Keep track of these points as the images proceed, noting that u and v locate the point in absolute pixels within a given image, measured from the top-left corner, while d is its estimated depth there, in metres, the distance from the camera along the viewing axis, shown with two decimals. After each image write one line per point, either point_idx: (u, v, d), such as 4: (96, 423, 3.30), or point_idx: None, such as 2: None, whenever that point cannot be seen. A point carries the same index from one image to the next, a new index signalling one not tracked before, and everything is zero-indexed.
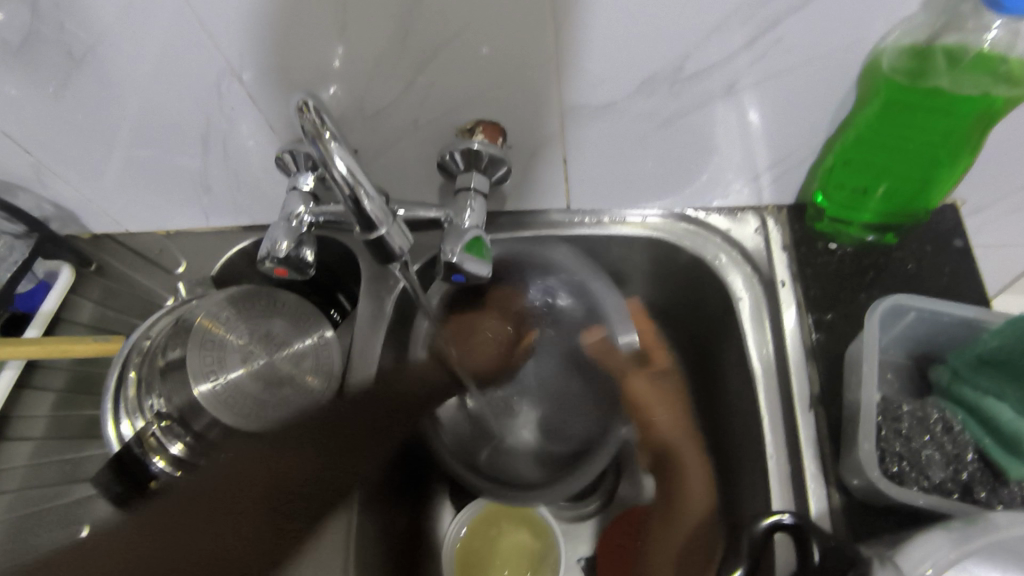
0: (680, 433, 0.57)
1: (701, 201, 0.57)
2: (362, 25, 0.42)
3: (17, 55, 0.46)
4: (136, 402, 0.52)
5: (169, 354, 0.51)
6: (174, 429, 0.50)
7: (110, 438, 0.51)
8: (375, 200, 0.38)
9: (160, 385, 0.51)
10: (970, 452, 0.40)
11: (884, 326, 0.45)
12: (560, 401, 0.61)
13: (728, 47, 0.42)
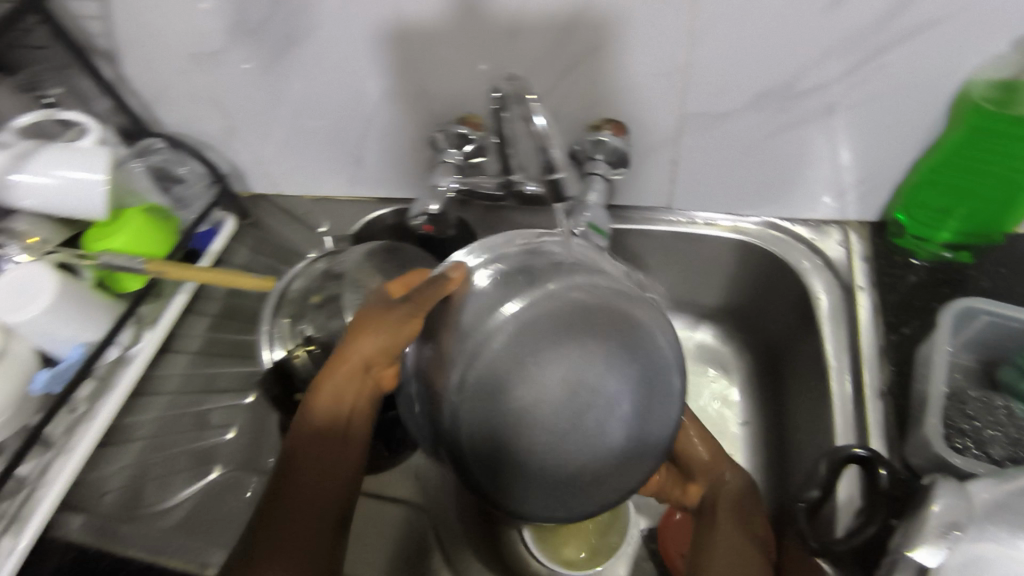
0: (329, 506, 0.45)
1: (790, 212, 0.64)
2: (528, 32, 0.52)
3: (249, 33, 0.58)
4: (289, 331, 0.62)
5: (324, 292, 0.62)
6: (315, 355, 0.60)
7: (264, 357, 0.61)
8: (563, 152, 0.44)
9: (312, 316, 0.61)
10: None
11: (958, 325, 0.50)
12: (506, 356, 0.39)
13: (833, 70, 0.49)
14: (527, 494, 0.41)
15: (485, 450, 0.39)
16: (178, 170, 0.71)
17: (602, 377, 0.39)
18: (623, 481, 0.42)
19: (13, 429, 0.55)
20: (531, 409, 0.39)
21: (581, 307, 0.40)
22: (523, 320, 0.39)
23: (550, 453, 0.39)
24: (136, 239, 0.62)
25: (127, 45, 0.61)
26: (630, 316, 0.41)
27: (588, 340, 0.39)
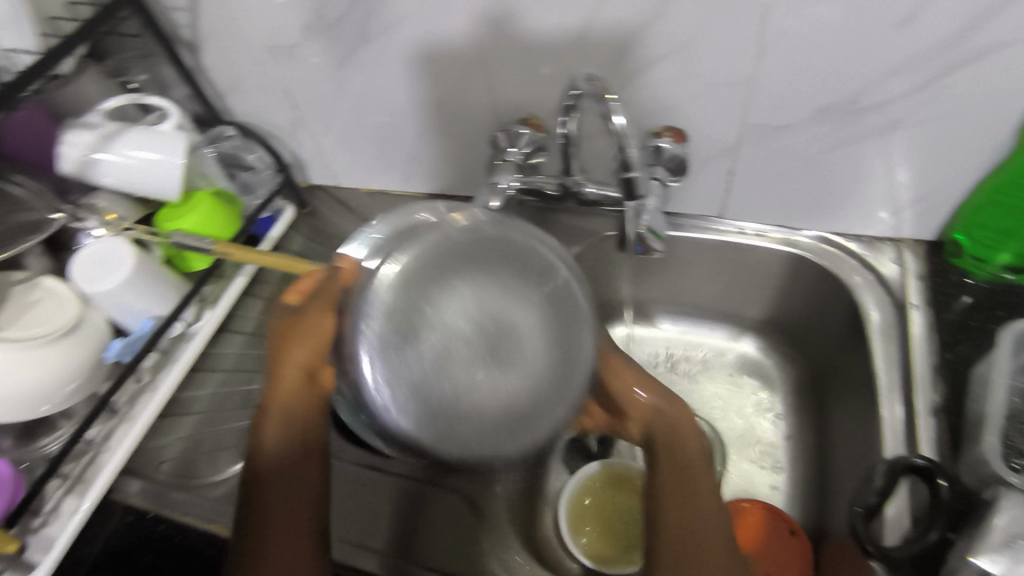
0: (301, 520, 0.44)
1: (844, 227, 0.64)
2: (597, 38, 0.53)
3: (326, 30, 0.60)
4: None
5: None
6: None
7: None
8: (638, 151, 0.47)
9: None
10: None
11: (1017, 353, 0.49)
12: (409, 306, 0.40)
13: (902, 87, 0.49)
14: (474, 443, 0.39)
15: (414, 404, 0.39)
16: (248, 157, 0.74)
17: (506, 298, 0.41)
18: (557, 404, 0.41)
19: (84, 395, 0.58)
20: (445, 352, 0.39)
21: (434, 246, 0.42)
22: (401, 276, 0.41)
23: (476, 397, 0.39)
24: (206, 220, 0.65)
25: (209, 37, 0.65)
26: (498, 241, 0.43)
27: (463, 269, 0.41)
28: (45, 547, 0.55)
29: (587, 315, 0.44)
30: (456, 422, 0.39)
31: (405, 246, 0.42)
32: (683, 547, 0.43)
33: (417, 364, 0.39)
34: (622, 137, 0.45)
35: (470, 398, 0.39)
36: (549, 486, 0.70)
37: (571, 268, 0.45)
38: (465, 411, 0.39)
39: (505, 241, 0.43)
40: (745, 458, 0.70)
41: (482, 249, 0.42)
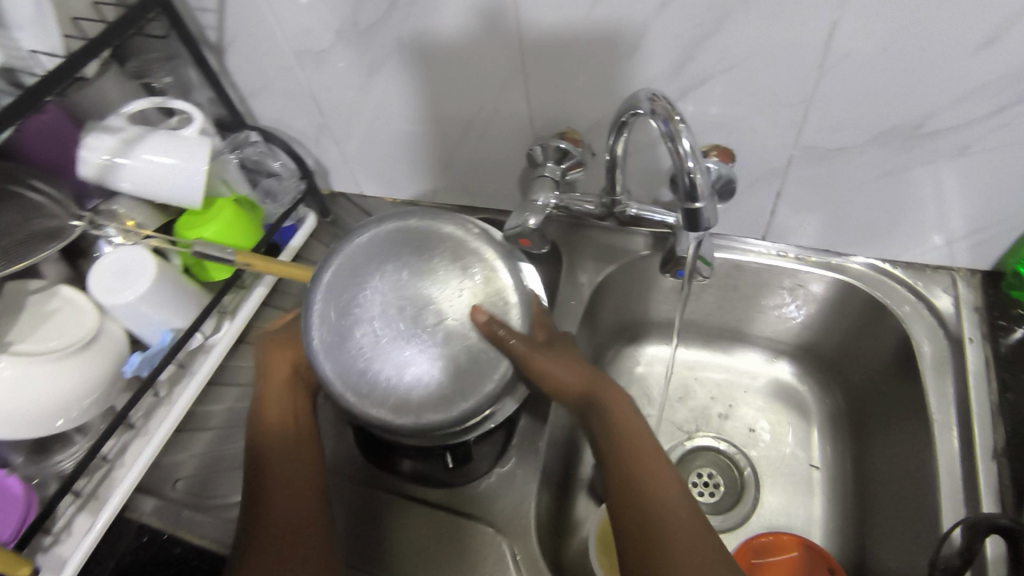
0: (306, 498, 0.50)
1: (892, 253, 0.61)
2: (645, 54, 0.50)
3: (359, 36, 0.58)
4: None
5: None
6: None
7: None
8: (706, 178, 0.43)
9: None
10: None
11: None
12: (338, 299, 0.48)
13: (973, 113, 0.46)
14: (423, 404, 0.47)
15: (364, 387, 0.47)
16: (274, 164, 0.72)
17: (420, 275, 0.49)
18: (495, 364, 0.48)
19: (100, 409, 0.56)
20: (378, 337, 0.47)
21: (356, 248, 0.50)
22: (329, 281, 0.49)
23: (404, 371, 0.47)
24: (229, 229, 0.63)
25: (235, 39, 0.62)
26: (407, 227, 0.51)
27: (378, 262, 0.49)
28: (56, 569, 0.52)
29: (510, 272, 0.50)
30: (382, 394, 0.47)
31: (339, 251, 0.50)
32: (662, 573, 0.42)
33: (346, 351, 0.47)
34: (688, 159, 0.42)
35: (398, 373, 0.47)
36: (577, 512, 0.67)
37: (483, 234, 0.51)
38: (391, 384, 0.47)
39: (368, 234, 0.50)
40: (781, 489, 0.67)
41: (413, 253, 0.50)
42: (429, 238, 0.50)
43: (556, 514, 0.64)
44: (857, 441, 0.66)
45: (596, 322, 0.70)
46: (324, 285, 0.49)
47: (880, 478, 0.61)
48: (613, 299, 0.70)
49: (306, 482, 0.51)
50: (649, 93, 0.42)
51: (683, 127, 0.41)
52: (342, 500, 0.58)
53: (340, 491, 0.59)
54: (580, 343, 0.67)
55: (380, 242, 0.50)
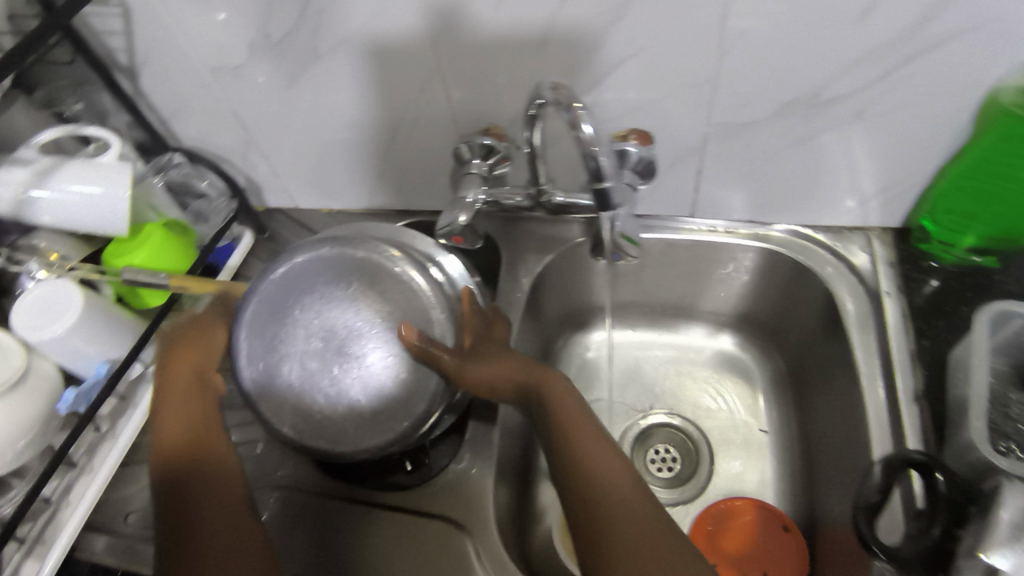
0: (230, 509, 0.48)
1: (810, 219, 0.64)
2: (555, 45, 0.52)
3: (273, 48, 0.57)
4: None
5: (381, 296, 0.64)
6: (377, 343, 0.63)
7: None
8: (612, 160, 0.45)
9: None
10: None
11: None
12: (262, 344, 0.51)
13: (862, 79, 0.49)
14: (361, 427, 0.50)
15: (304, 420, 0.50)
16: (201, 184, 0.70)
17: (338, 305, 0.51)
18: (424, 385, 0.50)
19: (37, 449, 0.54)
20: (306, 372, 0.50)
21: (272, 291, 0.52)
22: (250, 328, 0.51)
23: (337, 402, 0.50)
24: (159, 253, 0.61)
25: (147, 60, 0.61)
26: (317, 260, 0.53)
27: (295, 300, 0.52)
28: None
29: (426, 289, 0.52)
30: (320, 425, 0.50)
31: (254, 296, 0.52)
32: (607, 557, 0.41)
33: (280, 391, 0.50)
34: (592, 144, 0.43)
35: (332, 405, 0.50)
36: (540, 500, 0.69)
37: (396, 253, 0.53)
38: (329, 418, 0.50)
39: (280, 275, 0.52)
40: (733, 455, 0.70)
41: (326, 287, 0.52)
42: (340, 270, 0.52)
43: (519, 503, 0.65)
44: (797, 402, 0.69)
45: (541, 313, 0.71)
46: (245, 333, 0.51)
47: (820, 433, 0.64)
48: (556, 288, 0.71)
49: (226, 490, 0.49)
50: (550, 82, 0.44)
51: (584, 114, 0.43)
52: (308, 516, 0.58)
53: (303, 506, 0.58)
54: (527, 333, 0.68)
55: (293, 281, 0.52)
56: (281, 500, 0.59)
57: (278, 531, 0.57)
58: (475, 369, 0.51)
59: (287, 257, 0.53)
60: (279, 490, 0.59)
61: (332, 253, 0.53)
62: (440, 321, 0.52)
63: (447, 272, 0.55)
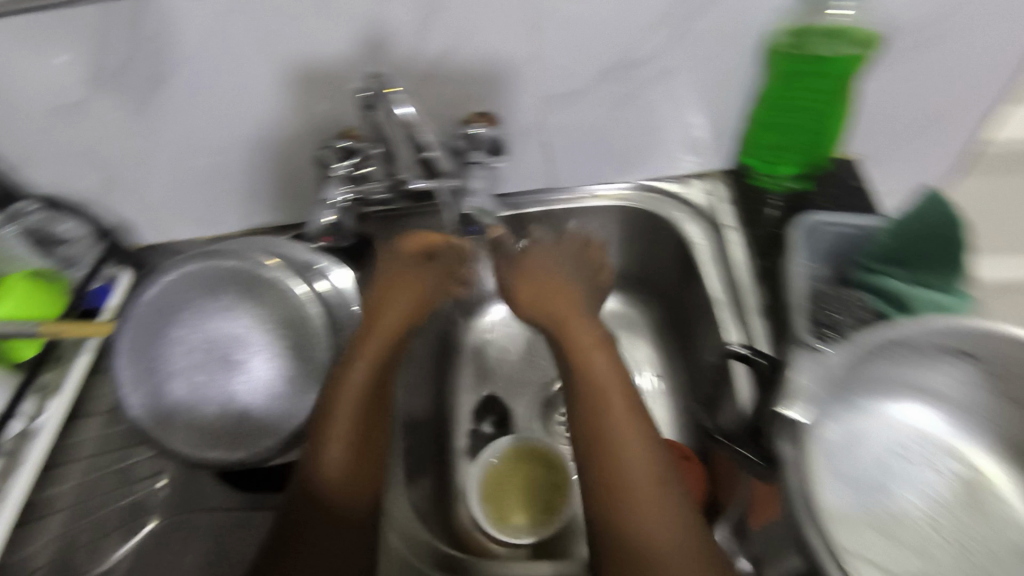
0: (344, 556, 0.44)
1: (655, 172, 0.71)
2: (386, 41, 0.55)
3: (111, 80, 0.58)
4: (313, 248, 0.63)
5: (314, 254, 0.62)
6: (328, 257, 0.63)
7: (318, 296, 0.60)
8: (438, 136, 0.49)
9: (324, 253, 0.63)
10: (934, 376, 0.48)
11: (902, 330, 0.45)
12: (145, 365, 0.52)
13: (660, 39, 0.55)
14: (254, 430, 0.51)
15: (199, 432, 0.51)
16: (61, 229, 0.68)
17: (216, 318, 0.53)
18: (309, 379, 0.52)
19: None
20: (194, 385, 0.52)
21: (147, 311, 0.53)
22: (131, 350, 0.52)
23: (230, 411, 0.51)
24: (27, 305, 0.60)
25: None
26: (188, 277, 0.54)
27: (172, 319, 0.53)
28: None
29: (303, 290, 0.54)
30: (215, 437, 0.51)
31: (130, 320, 0.52)
32: (609, 485, 0.43)
33: (171, 409, 0.51)
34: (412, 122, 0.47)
35: (224, 415, 0.51)
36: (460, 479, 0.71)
37: (269, 261, 0.54)
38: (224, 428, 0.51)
39: (158, 295, 0.53)
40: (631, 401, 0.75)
41: (203, 300, 0.53)
42: (214, 281, 0.54)
43: (436, 484, 0.67)
44: (678, 342, 0.75)
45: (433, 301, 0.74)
46: (125, 355, 0.51)
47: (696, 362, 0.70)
48: None
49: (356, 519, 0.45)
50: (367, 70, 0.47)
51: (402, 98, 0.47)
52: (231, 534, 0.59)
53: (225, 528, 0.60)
54: (419, 322, 0.70)
55: (173, 298, 0.53)
56: (215, 522, 0.61)
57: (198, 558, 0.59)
58: (558, 249, 0.58)
59: (163, 275, 0.54)
60: (215, 513, 0.61)
61: (204, 267, 0.54)
62: (318, 316, 0.53)
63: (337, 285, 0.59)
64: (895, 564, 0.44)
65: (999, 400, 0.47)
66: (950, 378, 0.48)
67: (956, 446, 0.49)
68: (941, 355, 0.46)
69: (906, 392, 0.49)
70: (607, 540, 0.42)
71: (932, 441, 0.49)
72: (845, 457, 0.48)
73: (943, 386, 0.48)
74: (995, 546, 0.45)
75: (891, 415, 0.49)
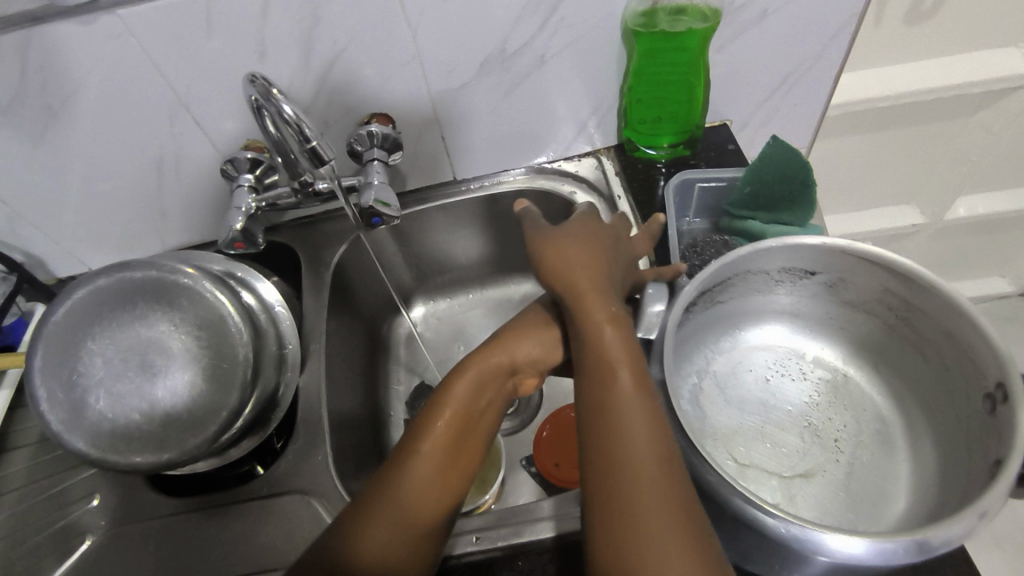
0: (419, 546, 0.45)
1: (551, 155, 0.76)
2: (275, 53, 0.59)
3: (3, 113, 0.58)
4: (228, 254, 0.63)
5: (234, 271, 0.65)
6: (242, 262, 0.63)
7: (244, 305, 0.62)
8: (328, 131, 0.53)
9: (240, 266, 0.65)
10: (784, 296, 0.59)
11: (752, 256, 0.53)
12: (62, 380, 0.53)
13: (530, 29, 0.60)
14: (181, 428, 0.53)
15: (123, 438, 0.52)
16: None
17: (130, 327, 0.55)
18: (232, 374, 0.55)
19: None
20: (114, 396, 0.53)
21: (60, 328, 0.54)
22: (47, 367, 0.53)
23: (153, 412, 0.53)
24: None
25: None
26: (99, 292, 0.56)
27: (85, 332, 0.54)
28: None
29: (220, 294, 0.57)
30: (140, 439, 0.52)
31: (45, 339, 0.54)
32: (603, 460, 0.39)
33: (92, 418, 0.52)
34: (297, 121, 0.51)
35: (148, 417, 0.53)
36: None
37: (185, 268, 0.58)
38: (149, 429, 0.53)
39: (71, 311, 0.55)
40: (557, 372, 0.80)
41: (116, 312, 0.55)
42: (126, 293, 0.56)
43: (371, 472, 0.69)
44: None
45: (357, 300, 0.77)
46: (43, 373, 0.53)
47: None
48: (364, 273, 0.78)
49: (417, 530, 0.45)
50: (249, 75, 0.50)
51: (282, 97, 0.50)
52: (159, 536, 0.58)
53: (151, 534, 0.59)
54: (343, 321, 0.73)
55: (84, 313, 0.55)
56: (158, 530, 0.59)
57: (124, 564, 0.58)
58: (578, 216, 0.58)
59: (73, 293, 0.55)
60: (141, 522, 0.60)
61: (115, 281, 0.56)
62: (235, 315, 0.57)
63: (261, 298, 0.63)
64: (783, 468, 0.50)
65: (838, 305, 0.57)
66: (800, 296, 0.58)
67: (815, 354, 0.59)
68: (789, 276, 0.56)
69: (770, 315, 0.60)
70: (592, 522, 0.38)
71: (806, 355, 0.59)
72: (726, 380, 0.57)
73: (793, 303, 0.59)
74: (856, 430, 0.53)
75: (762, 337, 0.60)
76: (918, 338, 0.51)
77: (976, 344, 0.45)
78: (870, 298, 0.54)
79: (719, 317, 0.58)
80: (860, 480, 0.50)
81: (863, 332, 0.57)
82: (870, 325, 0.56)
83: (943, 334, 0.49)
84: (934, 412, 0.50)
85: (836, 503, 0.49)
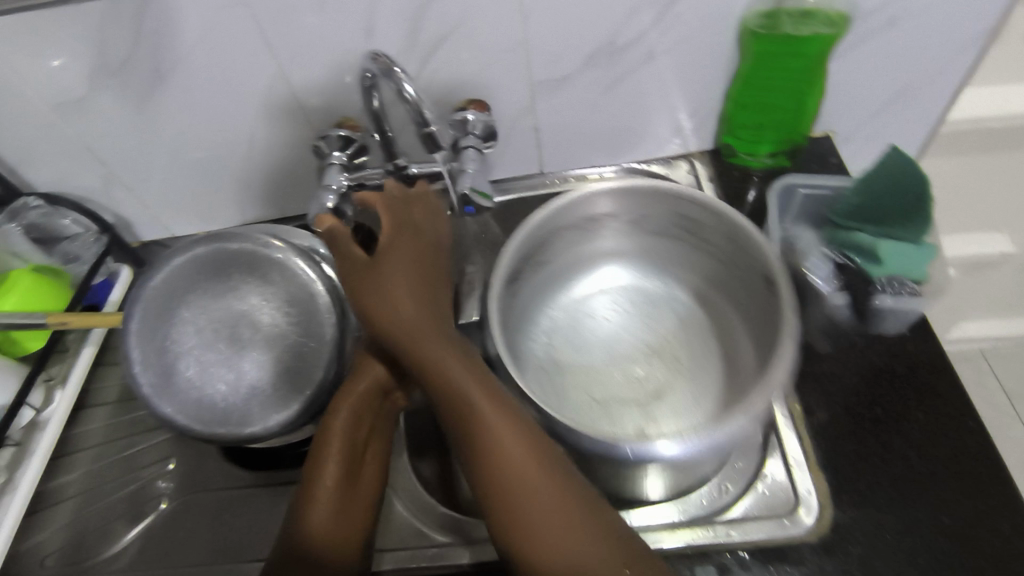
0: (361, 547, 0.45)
1: (642, 155, 0.73)
2: (382, 32, 0.58)
3: (113, 75, 0.59)
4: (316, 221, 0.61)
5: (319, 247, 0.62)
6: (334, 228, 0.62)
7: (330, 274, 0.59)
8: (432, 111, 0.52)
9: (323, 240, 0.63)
10: (606, 241, 0.67)
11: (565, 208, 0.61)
12: (156, 346, 0.53)
13: (642, 25, 0.58)
14: (265, 404, 0.53)
15: (208, 408, 0.53)
16: (63, 220, 0.70)
17: (223, 299, 0.55)
18: (320, 354, 0.54)
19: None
20: (205, 365, 0.53)
21: (158, 291, 0.54)
22: (143, 331, 0.53)
23: (241, 386, 0.53)
24: (31, 297, 0.62)
25: None
26: (195, 260, 0.55)
27: (180, 299, 0.54)
28: None
29: (312, 271, 0.55)
30: (226, 412, 0.53)
31: (142, 302, 0.54)
32: (497, 492, 0.39)
33: (182, 387, 0.53)
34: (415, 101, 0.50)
35: (235, 390, 0.53)
36: None
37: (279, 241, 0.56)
38: (236, 402, 0.53)
39: (167, 276, 0.55)
40: None
41: (210, 282, 0.55)
42: (220, 263, 0.55)
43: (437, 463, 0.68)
44: None
45: None
46: (138, 335, 0.53)
47: None
48: None
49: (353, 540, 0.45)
50: (370, 54, 0.49)
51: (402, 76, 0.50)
52: (231, 507, 0.59)
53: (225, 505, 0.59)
54: None
55: (180, 279, 0.55)
56: (231, 500, 0.59)
57: (198, 528, 0.58)
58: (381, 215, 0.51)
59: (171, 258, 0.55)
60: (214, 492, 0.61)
61: (209, 251, 0.55)
62: (324, 293, 0.55)
63: (342, 270, 0.60)
64: (640, 396, 0.59)
65: (645, 238, 0.67)
66: (616, 237, 0.67)
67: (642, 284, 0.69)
68: (601, 224, 0.65)
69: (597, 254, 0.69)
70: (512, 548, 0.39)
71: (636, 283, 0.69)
72: (574, 332, 0.65)
73: (615, 245, 0.68)
74: (682, 340, 0.64)
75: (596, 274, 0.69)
76: (714, 248, 0.62)
77: (750, 240, 0.56)
78: (667, 226, 0.64)
79: (554, 260, 0.66)
80: (698, 382, 0.60)
81: (683, 258, 0.66)
82: (677, 248, 0.66)
83: (723, 237, 0.59)
84: (745, 311, 0.61)
85: (688, 410, 0.58)
